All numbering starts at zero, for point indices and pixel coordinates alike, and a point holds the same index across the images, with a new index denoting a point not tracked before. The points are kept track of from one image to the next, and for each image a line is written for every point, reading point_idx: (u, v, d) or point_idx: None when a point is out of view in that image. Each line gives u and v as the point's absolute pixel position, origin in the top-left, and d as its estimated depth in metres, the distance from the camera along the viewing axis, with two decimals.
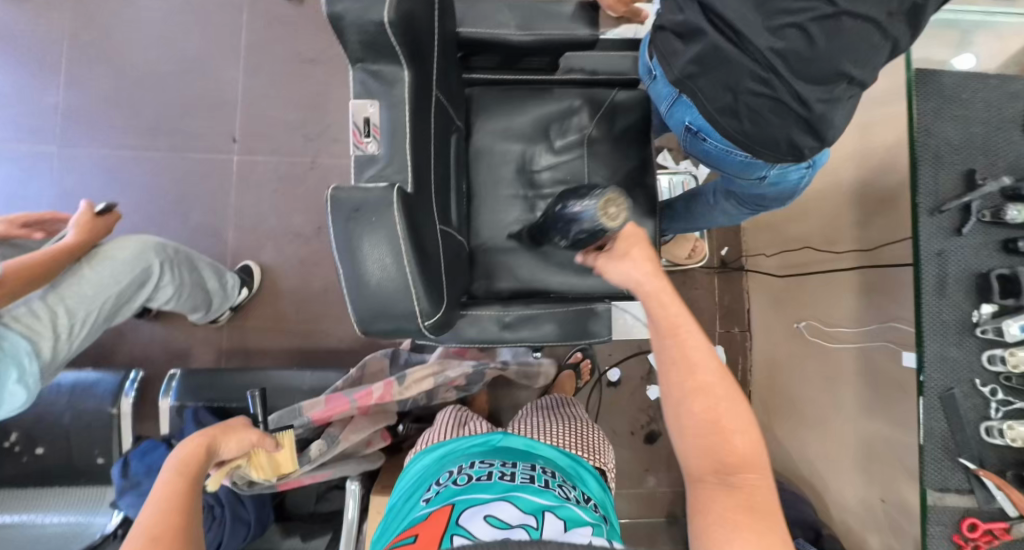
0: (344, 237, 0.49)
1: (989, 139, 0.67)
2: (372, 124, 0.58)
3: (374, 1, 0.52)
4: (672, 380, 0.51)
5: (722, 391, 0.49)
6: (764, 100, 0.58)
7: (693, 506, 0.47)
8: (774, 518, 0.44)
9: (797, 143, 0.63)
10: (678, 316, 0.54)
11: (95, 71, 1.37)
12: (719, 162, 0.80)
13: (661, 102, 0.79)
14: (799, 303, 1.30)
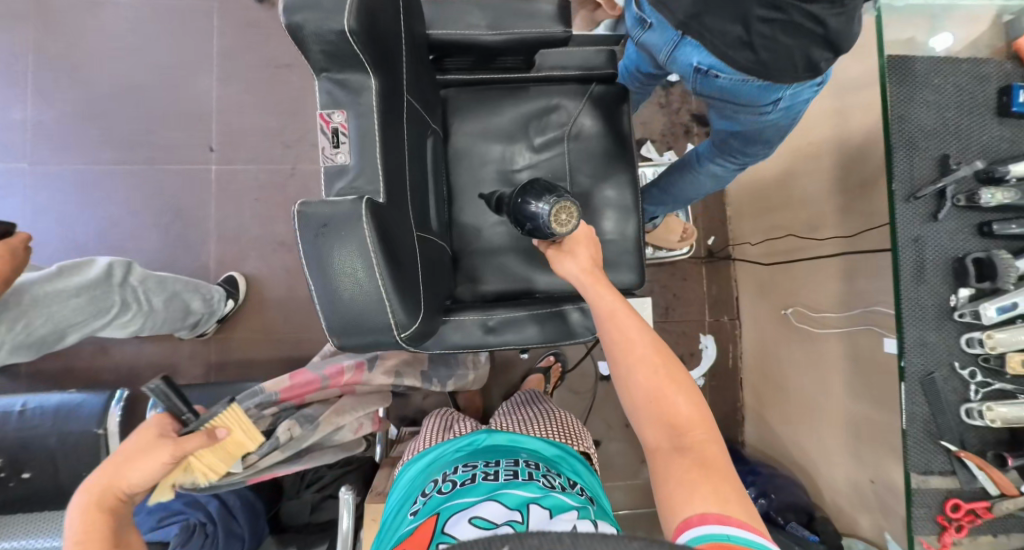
0: (317, 255, 0.49)
1: (962, 123, 0.67)
2: (341, 134, 0.57)
3: (334, 9, 0.50)
4: (617, 358, 0.59)
5: (660, 363, 0.57)
6: (776, 25, 0.57)
7: (656, 476, 0.51)
8: (726, 474, 0.48)
9: (814, 61, 0.62)
10: (612, 303, 0.64)
11: (63, 85, 1.33)
12: (733, 95, 0.72)
13: (661, 49, 0.74)
14: (785, 290, 1.31)
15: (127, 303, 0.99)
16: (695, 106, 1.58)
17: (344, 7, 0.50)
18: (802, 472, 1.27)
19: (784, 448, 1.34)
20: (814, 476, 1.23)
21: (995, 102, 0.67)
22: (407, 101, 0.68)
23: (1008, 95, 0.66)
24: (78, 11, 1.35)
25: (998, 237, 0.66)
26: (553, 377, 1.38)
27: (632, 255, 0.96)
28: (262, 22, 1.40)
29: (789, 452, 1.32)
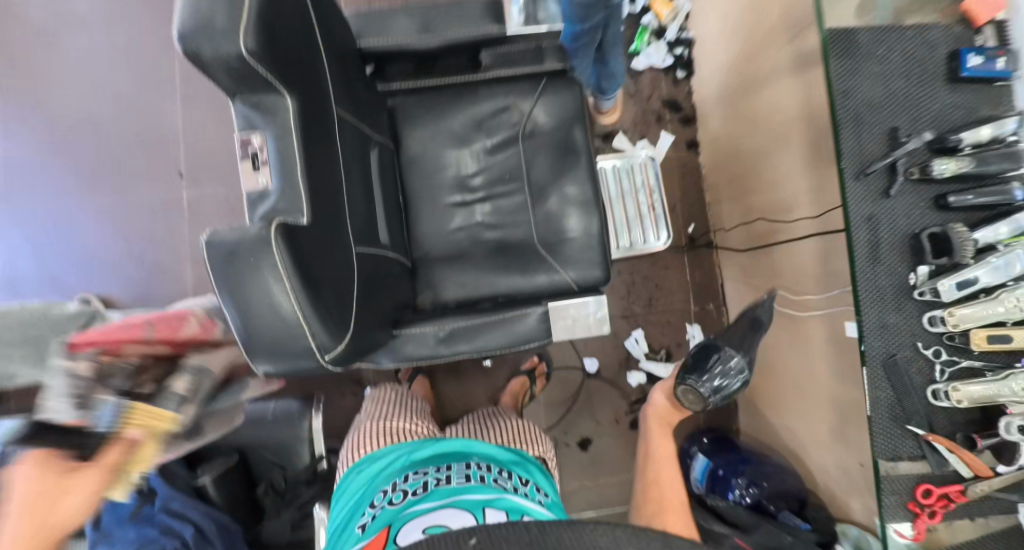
0: (232, 277, 0.48)
1: (910, 93, 0.64)
2: (259, 157, 0.56)
3: (229, 30, 0.48)
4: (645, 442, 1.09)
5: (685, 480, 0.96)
6: None
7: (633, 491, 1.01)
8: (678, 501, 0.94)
9: None
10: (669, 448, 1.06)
11: (29, 121, 1.34)
12: None
13: None
14: (766, 275, 1.28)
15: None
16: (665, 93, 1.56)
17: (238, 27, 0.48)
18: (796, 458, 1.24)
19: (776, 435, 1.32)
20: (805, 462, 1.20)
21: (947, 68, 0.64)
22: (337, 115, 0.67)
23: (957, 59, 0.63)
24: (37, 45, 1.35)
25: (955, 209, 0.64)
26: (538, 379, 1.38)
27: (597, 251, 0.92)
28: None
29: (782, 438, 1.29)
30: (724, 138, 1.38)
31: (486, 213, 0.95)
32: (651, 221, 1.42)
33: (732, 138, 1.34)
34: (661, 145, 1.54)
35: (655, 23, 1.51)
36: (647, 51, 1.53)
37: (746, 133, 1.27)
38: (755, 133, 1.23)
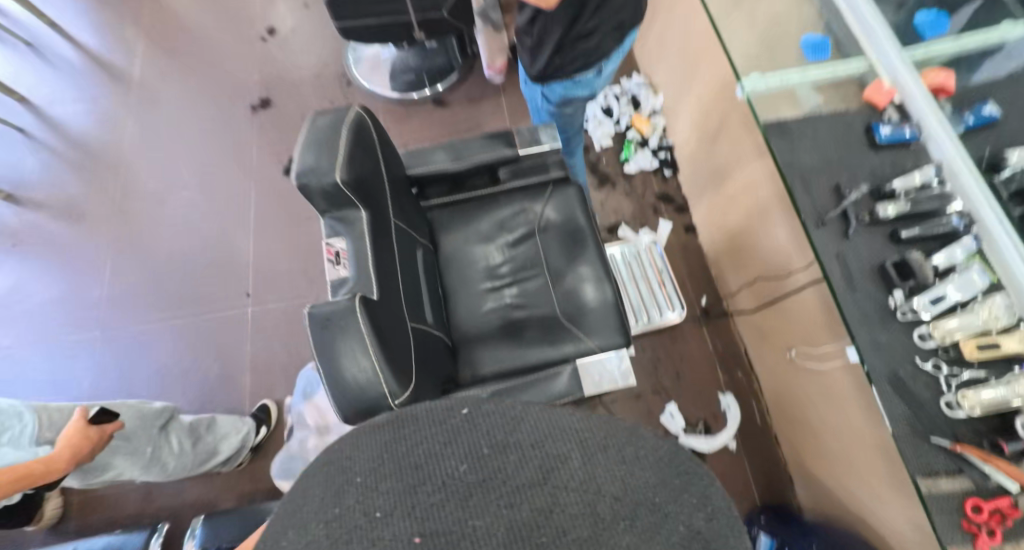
0: (327, 340, 0.62)
1: (842, 158, 0.81)
2: (340, 254, 0.73)
3: (329, 168, 0.69)
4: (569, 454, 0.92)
5: None
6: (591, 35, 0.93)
7: None
8: None
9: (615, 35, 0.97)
10: None
11: (128, 265, 1.65)
12: None
13: None
14: (782, 334, 1.35)
15: (161, 447, 1.12)
16: (658, 189, 1.80)
17: (335, 166, 0.69)
18: (865, 525, 1.16)
19: (836, 501, 1.26)
20: (874, 527, 1.13)
21: (867, 137, 0.81)
22: (396, 223, 0.87)
23: (872, 131, 0.80)
24: (146, 206, 1.75)
25: (910, 241, 0.74)
26: None
27: (614, 319, 1.03)
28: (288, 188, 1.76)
29: (845, 505, 1.22)
30: (717, 219, 1.57)
31: (514, 295, 1.10)
32: (665, 296, 1.57)
33: (722, 217, 1.52)
34: (662, 231, 1.72)
35: (639, 136, 1.85)
36: (636, 157, 1.82)
37: (734, 211, 1.45)
38: (742, 210, 1.40)
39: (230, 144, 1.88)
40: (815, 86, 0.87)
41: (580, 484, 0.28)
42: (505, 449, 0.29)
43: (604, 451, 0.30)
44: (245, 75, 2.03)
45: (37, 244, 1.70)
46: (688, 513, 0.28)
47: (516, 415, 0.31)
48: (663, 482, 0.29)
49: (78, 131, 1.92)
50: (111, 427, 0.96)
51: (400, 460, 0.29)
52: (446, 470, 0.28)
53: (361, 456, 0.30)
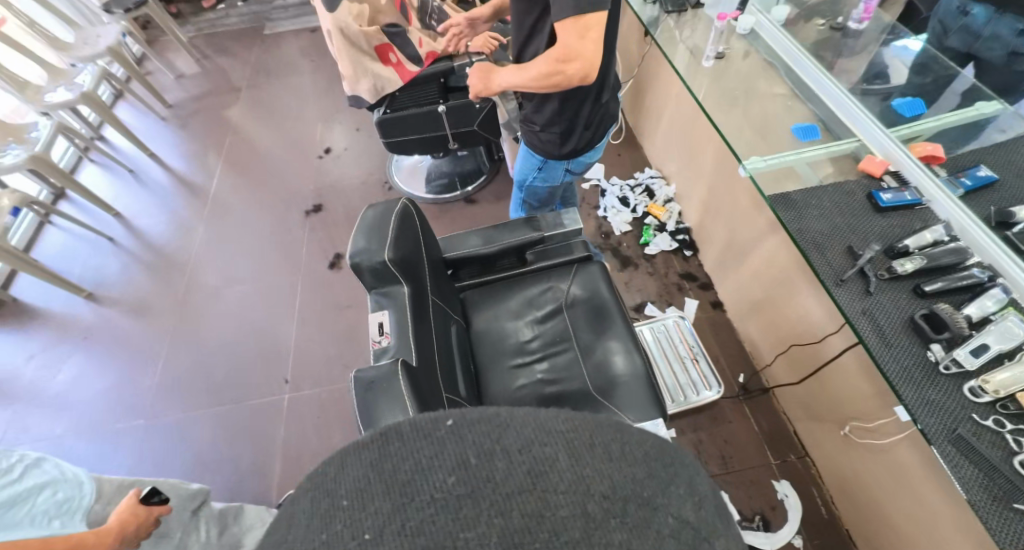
0: (370, 399, 0.66)
1: (850, 223, 0.85)
2: (383, 326, 0.79)
3: (379, 248, 0.78)
4: None
5: None
6: (602, 110, 1.17)
7: None
8: None
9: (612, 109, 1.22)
10: None
11: (182, 356, 1.83)
12: None
13: None
14: (829, 407, 1.28)
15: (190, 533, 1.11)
16: (680, 268, 1.86)
17: (383, 246, 0.78)
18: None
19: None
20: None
21: (871, 203, 0.86)
22: (434, 298, 0.94)
23: (874, 198, 0.86)
24: (204, 302, 1.97)
25: (935, 294, 0.75)
26: None
27: (646, 392, 1.02)
28: (330, 281, 1.97)
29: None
30: (741, 293, 1.59)
31: (544, 370, 1.12)
32: (700, 375, 1.53)
33: (746, 291, 1.56)
34: (688, 308, 1.74)
35: (656, 221, 1.97)
36: (655, 240, 1.92)
37: (756, 284, 1.49)
38: (765, 282, 1.44)
39: (283, 244, 2.11)
40: (810, 162, 0.99)
41: (571, 485, 0.28)
42: (493, 457, 0.29)
43: (590, 450, 0.30)
44: (301, 186, 2.32)
45: (108, 342, 1.91)
46: (676, 504, 0.29)
47: (502, 423, 0.31)
48: (651, 476, 0.30)
49: (161, 239, 2.21)
50: (158, 510, 1.01)
51: (386, 479, 0.28)
52: (434, 484, 0.28)
53: (348, 477, 0.29)
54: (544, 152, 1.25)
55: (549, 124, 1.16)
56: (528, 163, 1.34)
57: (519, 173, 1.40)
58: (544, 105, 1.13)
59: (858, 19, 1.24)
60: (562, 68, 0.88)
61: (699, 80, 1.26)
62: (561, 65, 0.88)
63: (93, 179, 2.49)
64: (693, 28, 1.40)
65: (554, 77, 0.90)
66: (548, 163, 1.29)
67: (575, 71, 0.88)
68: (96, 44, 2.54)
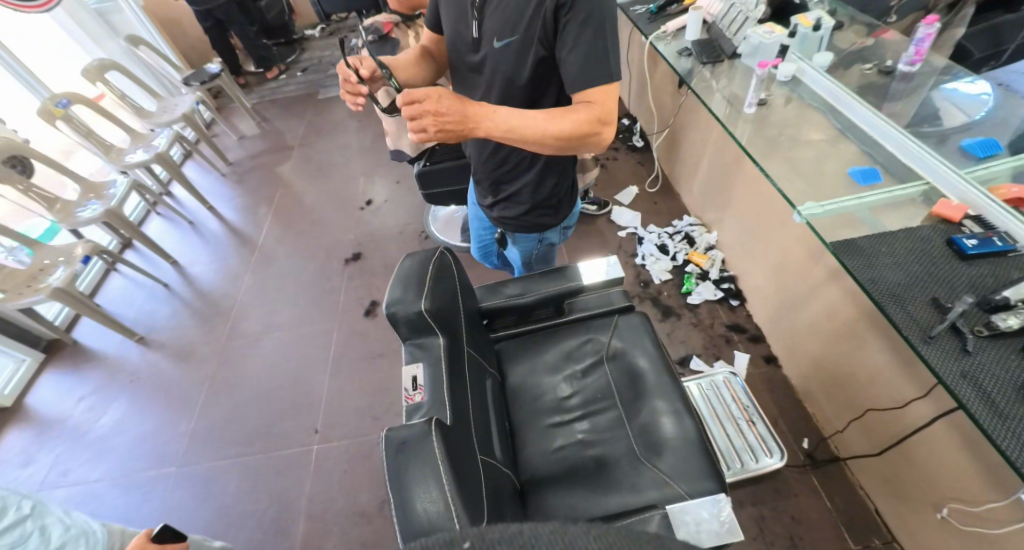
0: (401, 458, 0.61)
1: (932, 272, 0.76)
2: (417, 381, 0.75)
3: (416, 298, 0.76)
4: None
5: None
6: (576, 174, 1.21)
7: None
8: None
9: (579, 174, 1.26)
10: None
11: (218, 402, 1.84)
12: None
13: None
14: (918, 484, 1.11)
15: None
16: (726, 319, 1.75)
17: (421, 296, 0.76)
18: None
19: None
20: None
21: (954, 251, 0.78)
22: (470, 351, 0.90)
23: (956, 245, 0.78)
24: (244, 349, 2.00)
25: None
26: None
27: (700, 460, 0.92)
28: (365, 330, 1.97)
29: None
30: (797, 346, 1.47)
31: (585, 431, 1.04)
32: (757, 439, 1.38)
33: (803, 345, 1.44)
34: (738, 363, 1.62)
35: (697, 269, 1.89)
36: (698, 289, 1.84)
37: (815, 337, 1.38)
38: (825, 336, 1.33)
39: (323, 293, 2.15)
40: (872, 209, 0.93)
41: None
42: None
43: None
44: (342, 236, 2.40)
45: (152, 387, 1.95)
46: None
47: (529, 541, 0.31)
48: None
49: (211, 287, 2.30)
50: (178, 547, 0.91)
51: None
52: None
53: None
54: (540, 229, 1.23)
55: (546, 199, 1.16)
56: (525, 243, 1.30)
57: (519, 253, 1.35)
58: (538, 186, 1.12)
59: (907, 62, 1.19)
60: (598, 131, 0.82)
61: (741, 127, 1.23)
62: (594, 127, 0.81)
63: (158, 231, 2.66)
64: (729, 77, 1.40)
65: (590, 137, 0.82)
66: (545, 233, 1.27)
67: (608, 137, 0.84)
68: (173, 112, 2.84)
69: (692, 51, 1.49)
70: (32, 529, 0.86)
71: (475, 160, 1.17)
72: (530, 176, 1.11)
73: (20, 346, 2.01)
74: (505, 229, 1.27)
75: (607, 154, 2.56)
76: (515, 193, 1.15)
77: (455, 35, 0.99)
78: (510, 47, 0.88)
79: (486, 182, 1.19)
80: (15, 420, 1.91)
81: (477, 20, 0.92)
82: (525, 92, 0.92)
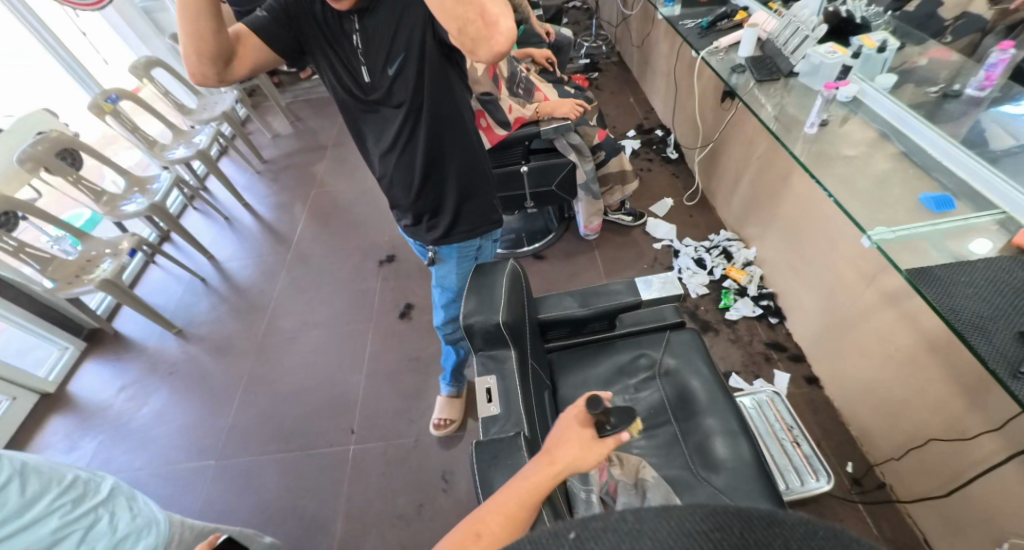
0: (487, 469, 0.67)
1: (1017, 305, 0.75)
2: (492, 391, 0.76)
3: (493, 310, 0.76)
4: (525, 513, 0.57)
5: None
6: None
7: None
8: None
9: None
10: None
11: (256, 399, 1.87)
12: None
13: None
14: (977, 516, 1.09)
15: None
16: (766, 337, 1.74)
17: (498, 309, 0.76)
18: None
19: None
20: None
21: None
22: (532, 364, 0.91)
23: None
24: (281, 346, 2.04)
25: None
26: None
27: (759, 483, 0.92)
28: (401, 333, 1.99)
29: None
30: (845, 370, 1.45)
31: (642, 445, 1.04)
32: (803, 460, 1.36)
33: (851, 368, 1.42)
34: (780, 383, 1.60)
35: (736, 285, 1.88)
36: (736, 305, 1.83)
37: (865, 362, 1.36)
38: (878, 362, 1.31)
39: (358, 294, 2.18)
40: (944, 236, 0.91)
41: None
42: None
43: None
44: (377, 238, 2.43)
45: (190, 380, 1.99)
46: None
47: (635, 530, 0.31)
48: None
49: (247, 283, 2.34)
50: None
51: None
52: None
53: None
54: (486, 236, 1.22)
55: (482, 203, 1.16)
56: (471, 249, 1.23)
57: (460, 267, 1.26)
58: (471, 193, 1.12)
59: (977, 87, 1.14)
60: (484, 41, 0.77)
61: (799, 146, 1.22)
62: (498, 9, 0.76)
63: (195, 226, 2.72)
64: (786, 95, 1.39)
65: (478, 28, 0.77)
66: (491, 234, 1.25)
67: (499, 40, 0.77)
68: (213, 109, 2.93)
69: (746, 68, 1.49)
70: (102, 515, 0.89)
71: (403, 194, 1.10)
72: (463, 180, 1.09)
73: (63, 334, 2.07)
74: (451, 247, 1.21)
75: (642, 165, 2.56)
76: (455, 202, 1.12)
77: (343, 86, 0.97)
78: (405, 66, 0.91)
79: (421, 208, 1.12)
80: (58, 408, 1.96)
81: (365, 64, 0.92)
82: (431, 95, 0.95)
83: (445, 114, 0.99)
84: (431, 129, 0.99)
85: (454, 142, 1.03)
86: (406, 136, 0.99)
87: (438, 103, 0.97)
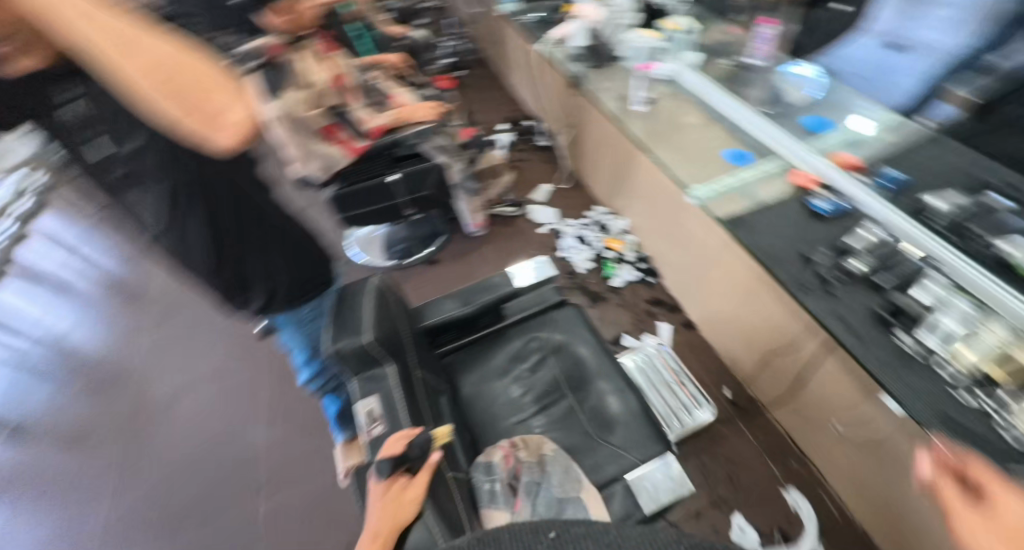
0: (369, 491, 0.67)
1: (800, 233, 0.92)
2: (374, 412, 0.72)
3: (359, 332, 0.74)
4: None
5: None
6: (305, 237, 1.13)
7: None
8: None
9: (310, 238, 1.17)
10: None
11: (134, 484, 1.64)
12: None
13: None
14: (817, 409, 1.32)
15: None
16: (647, 295, 1.92)
17: (363, 329, 0.74)
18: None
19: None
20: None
21: (810, 213, 0.94)
22: (422, 372, 0.89)
23: (812, 208, 0.95)
24: (158, 417, 1.81)
25: (887, 286, 0.80)
26: None
27: (646, 428, 1.03)
28: None
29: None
30: (711, 311, 1.65)
31: (542, 423, 1.09)
32: (689, 397, 1.55)
33: (715, 308, 1.62)
34: (664, 334, 1.78)
35: (615, 254, 2.04)
36: (619, 272, 1.99)
37: (723, 301, 1.56)
38: (732, 299, 1.50)
39: (242, 339, 2.00)
40: (749, 181, 1.06)
41: None
42: None
43: None
44: None
45: (41, 485, 1.67)
46: None
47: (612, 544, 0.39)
48: None
49: (98, 355, 2.01)
50: None
51: None
52: None
53: None
54: (298, 295, 1.14)
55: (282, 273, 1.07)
56: (304, 316, 1.28)
57: (298, 336, 1.33)
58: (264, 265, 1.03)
59: (757, 56, 1.37)
60: (212, 131, 0.71)
61: (633, 122, 1.36)
62: (220, 97, 0.71)
63: (14, 301, 2.28)
64: (618, 78, 1.52)
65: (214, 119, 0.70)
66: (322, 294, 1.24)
67: (233, 129, 0.72)
68: None
69: (581, 55, 1.60)
70: None
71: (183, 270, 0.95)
72: (277, 249, 1.06)
73: None
74: (275, 316, 1.20)
75: (516, 155, 2.65)
76: (272, 272, 1.06)
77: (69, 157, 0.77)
78: (142, 152, 0.76)
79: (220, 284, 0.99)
80: None
81: (87, 146, 0.74)
82: (185, 180, 0.82)
83: (209, 195, 0.87)
84: (196, 214, 0.86)
85: (228, 223, 0.92)
86: (164, 223, 0.85)
87: (196, 186, 0.84)
